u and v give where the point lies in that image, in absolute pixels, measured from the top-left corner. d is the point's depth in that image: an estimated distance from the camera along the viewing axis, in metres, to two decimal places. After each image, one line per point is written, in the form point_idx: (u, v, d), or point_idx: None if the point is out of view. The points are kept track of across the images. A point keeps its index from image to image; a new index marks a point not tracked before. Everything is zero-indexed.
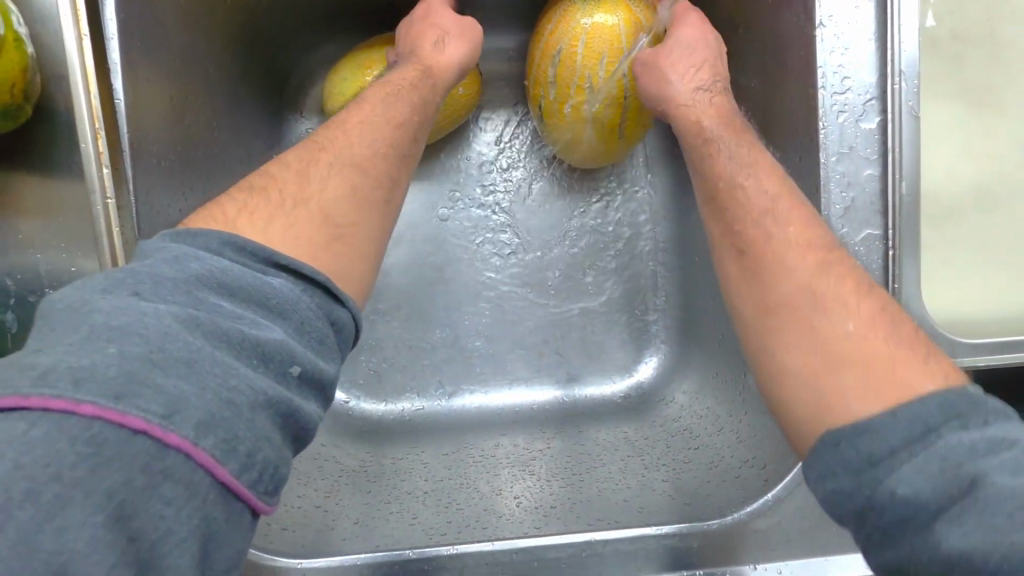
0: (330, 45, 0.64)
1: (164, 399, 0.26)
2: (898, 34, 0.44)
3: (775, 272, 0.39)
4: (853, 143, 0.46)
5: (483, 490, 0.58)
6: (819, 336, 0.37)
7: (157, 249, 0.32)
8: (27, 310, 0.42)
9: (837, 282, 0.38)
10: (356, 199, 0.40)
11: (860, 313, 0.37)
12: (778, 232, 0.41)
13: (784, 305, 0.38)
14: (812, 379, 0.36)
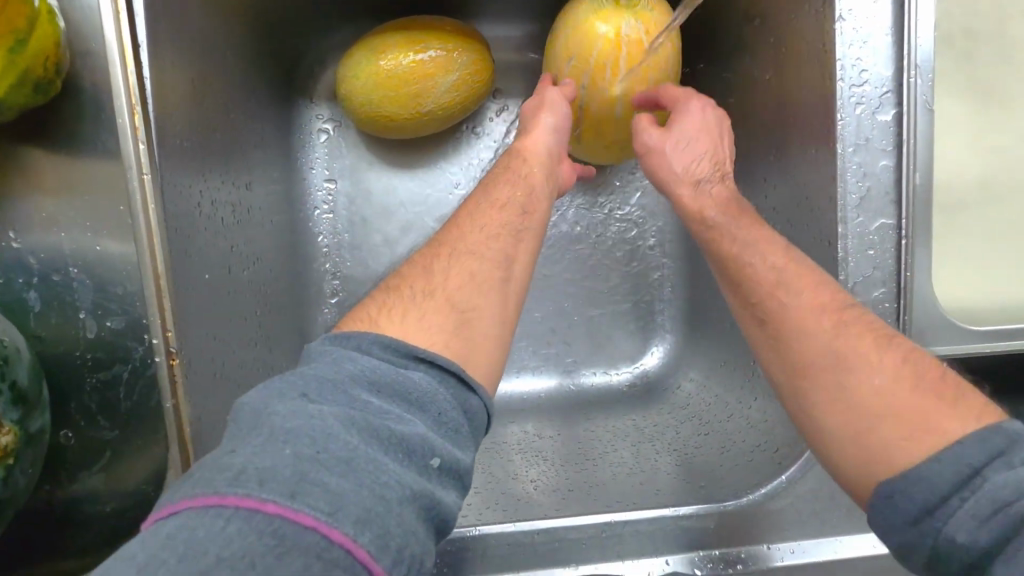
0: (343, 30, 0.64)
1: (329, 495, 0.25)
2: (914, 28, 0.45)
3: (798, 342, 0.41)
4: (869, 135, 0.47)
5: (499, 475, 0.59)
6: (842, 387, 0.38)
7: (319, 353, 0.33)
8: (49, 289, 0.41)
9: (856, 343, 0.39)
10: (475, 282, 0.39)
11: (884, 371, 0.37)
12: (802, 309, 0.41)
13: (811, 374, 0.39)
14: (854, 433, 0.37)
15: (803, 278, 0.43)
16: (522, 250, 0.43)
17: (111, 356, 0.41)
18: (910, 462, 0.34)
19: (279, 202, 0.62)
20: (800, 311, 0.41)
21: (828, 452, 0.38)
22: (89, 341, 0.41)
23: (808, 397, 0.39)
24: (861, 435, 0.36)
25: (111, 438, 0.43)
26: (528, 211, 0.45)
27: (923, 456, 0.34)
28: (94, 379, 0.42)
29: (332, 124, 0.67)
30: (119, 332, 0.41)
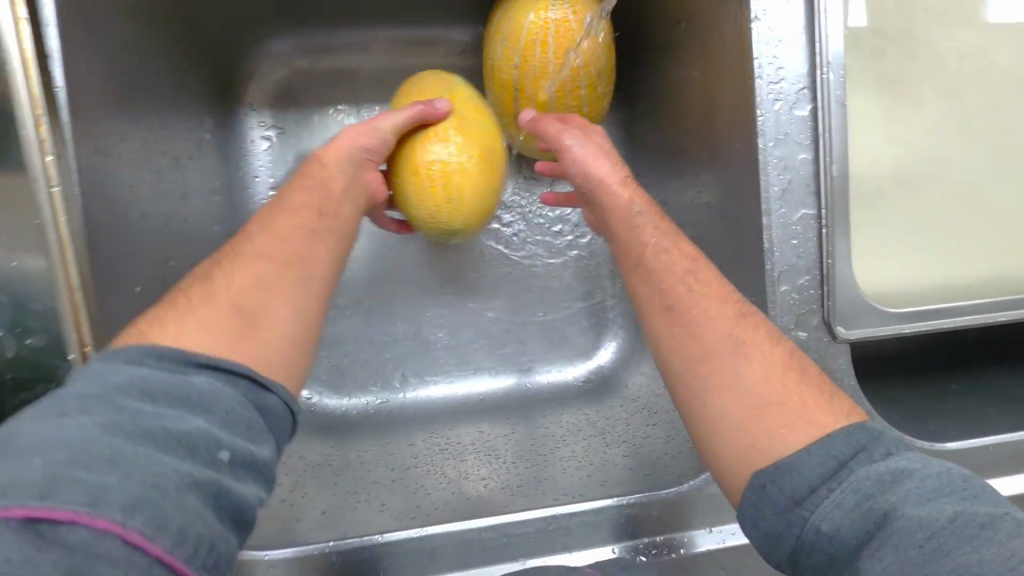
0: (282, 36, 0.65)
1: (88, 489, 0.26)
2: (823, 27, 0.48)
3: (702, 329, 0.42)
4: (788, 130, 0.49)
5: (447, 477, 0.59)
6: (738, 405, 0.39)
7: (83, 373, 0.33)
8: None
9: (751, 332, 0.42)
10: (264, 286, 0.41)
11: (772, 362, 0.40)
12: (699, 290, 0.44)
13: (706, 358, 0.41)
14: (744, 421, 0.38)
15: (721, 296, 0.44)
16: (321, 247, 0.46)
17: (34, 375, 0.40)
18: (789, 450, 0.37)
19: (219, 213, 0.62)
20: (706, 307, 0.43)
21: (710, 443, 0.40)
22: (8, 360, 0.40)
23: (702, 383, 0.41)
24: (746, 419, 0.38)
25: None
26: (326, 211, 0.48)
27: (796, 447, 0.36)
28: (16, 399, 0.40)
29: (274, 132, 0.67)
30: (40, 349, 0.40)
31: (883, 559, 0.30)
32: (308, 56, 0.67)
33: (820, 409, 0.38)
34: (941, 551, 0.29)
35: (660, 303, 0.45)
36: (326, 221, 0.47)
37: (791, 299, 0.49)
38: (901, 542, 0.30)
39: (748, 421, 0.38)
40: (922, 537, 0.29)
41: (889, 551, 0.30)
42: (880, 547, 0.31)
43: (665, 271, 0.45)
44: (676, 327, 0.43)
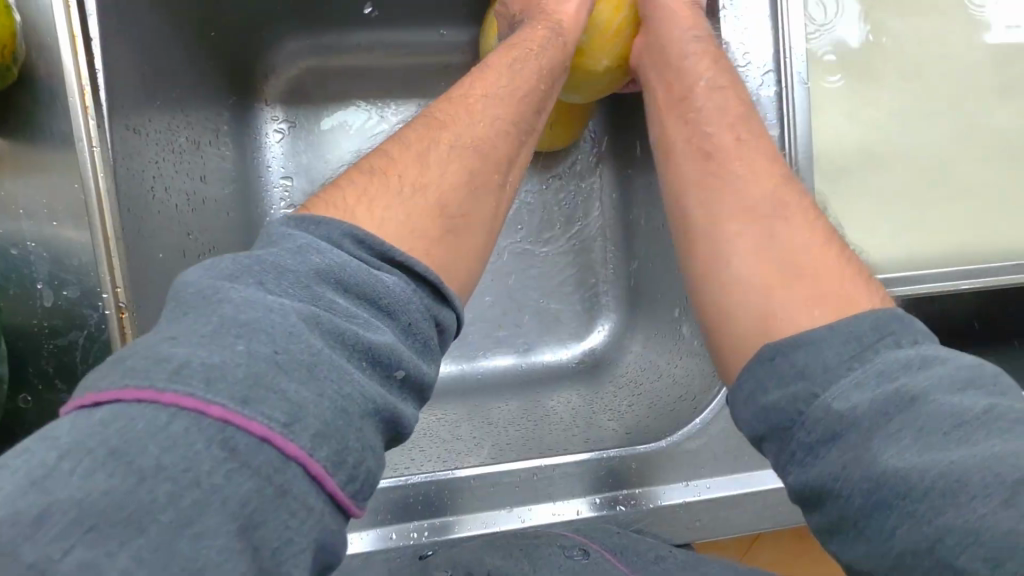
0: (295, 36, 0.70)
1: (287, 406, 0.27)
2: (785, 15, 0.52)
3: (745, 185, 0.43)
4: (755, 110, 0.53)
5: (442, 437, 0.65)
6: (771, 261, 0.40)
7: (284, 236, 0.34)
8: (8, 264, 0.44)
9: (795, 202, 0.43)
10: (469, 184, 0.41)
11: (810, 241, 0.40)
12: (744, 140, 0.46)
13: (752, 217, 0.42)
14: (766, 283, 0.39)
15: (777, 171, 0.45)
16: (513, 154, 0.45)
17: (68, 322, 0.44)
18: (808, 325, 0.36)
19: (235, 195, 0.67)
20: (749, 166, 0.44)
21: (730, 291, 0.41)
22: (45, 309, 0.44)
23: (727, 244, 0.42)
24: (771, 287, 0.39)
25: (68, 400, 0.44)
26: (542, 105, 0.49)
27: (819, 321, 0.36)
28: (51, 345, 0.44)
29: (286, 125, 0.73)
30: (75, 299, 0.44)
31: (902, 441, 0.30)
32: (318, 54, 0.72)
33: (857, 293, 0.38)
34: (965, 438, 0.29)
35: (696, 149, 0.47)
36: (523, 147, 0.47)
37: None
38: (924, 424, 0.30)
39: (777, 284, 0.39)
40: (948, 423, 0.30)
41: (909, 433, 0.30)
42: (901, 428, 0.31)
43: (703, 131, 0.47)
44: (710, 196, 0.44)
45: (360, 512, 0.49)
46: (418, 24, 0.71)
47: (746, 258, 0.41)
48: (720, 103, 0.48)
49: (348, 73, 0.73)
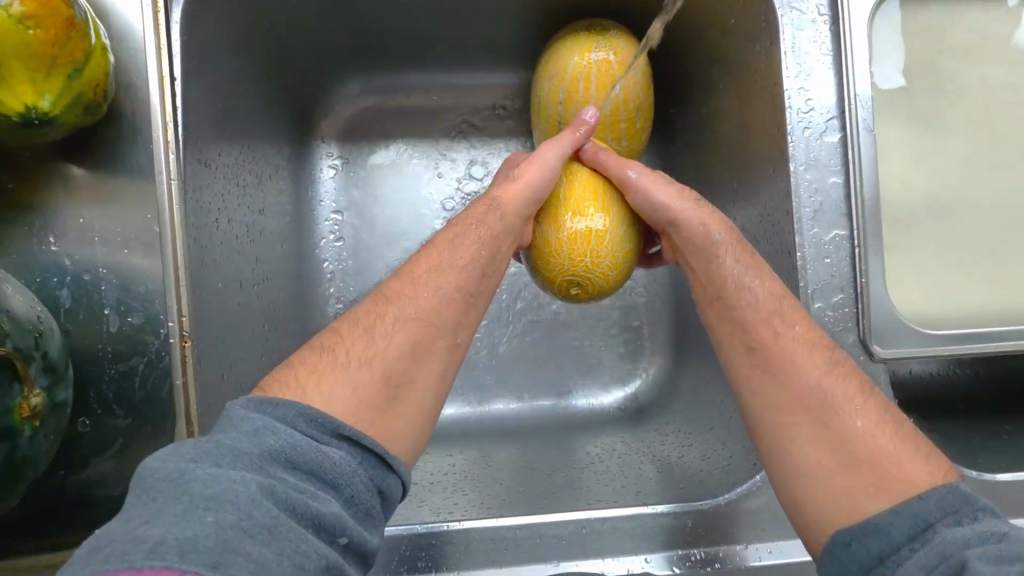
0: (355, 78, 0.73)
1: (253, 566, 0.26)
2: (849, 63, 0.51)
3: (790, 376, 0.43)
4: (818, 155, 0.52)
5: (484, 481, 0.63)
6: (831, 442, 0.40)
7: (239, 419, 0.33)
8: (81, 288, 0.45)
9: (842, 380, 0.43)
10: (418, 354, 0.41)
11: (866, 414, 0.41)
12: (786, 332, 0.45)
13: (805, 407, 0.42)
14: (828, 484, 0.39)
15: (811, 347, 0.44)
16: (469, 317, 0.45)
17: (130, 349, 0.45)
18: (872, 509, 0.37)
19: (288, 230, 0.69)
20: (794, 353, 0.44)
21: (792, 498, 0.41)
22: (110, 334, 0.45)
23: (783, 441, 0.42)
24: (835, 474, 0.39)
25: (124, 425, 0.45)
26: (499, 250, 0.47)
27: (878, 511, 0.37)
28: (112, 370, 0.45)
29: (340, 161, 0.75)
30: (138, 326, 0.45)
31: None
32: (375, 95, 0.75)
33: (913, 464, 0.39)
34: None
35: (739, 337, 0.47)
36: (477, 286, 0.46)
37: (826, 317, 0.51)
38: None
39: (837, 480, 0.39)
40: None
41: None
42: None
43: (735, 299, 0.48)
44: (760, 379, 0.45)
45: (397, 556, 0.47)
46: (473, 68, 0.73)
47: (805, 449, 0.41)
48: (759, 288, 0.47)
49: (402, 113, 0.76)
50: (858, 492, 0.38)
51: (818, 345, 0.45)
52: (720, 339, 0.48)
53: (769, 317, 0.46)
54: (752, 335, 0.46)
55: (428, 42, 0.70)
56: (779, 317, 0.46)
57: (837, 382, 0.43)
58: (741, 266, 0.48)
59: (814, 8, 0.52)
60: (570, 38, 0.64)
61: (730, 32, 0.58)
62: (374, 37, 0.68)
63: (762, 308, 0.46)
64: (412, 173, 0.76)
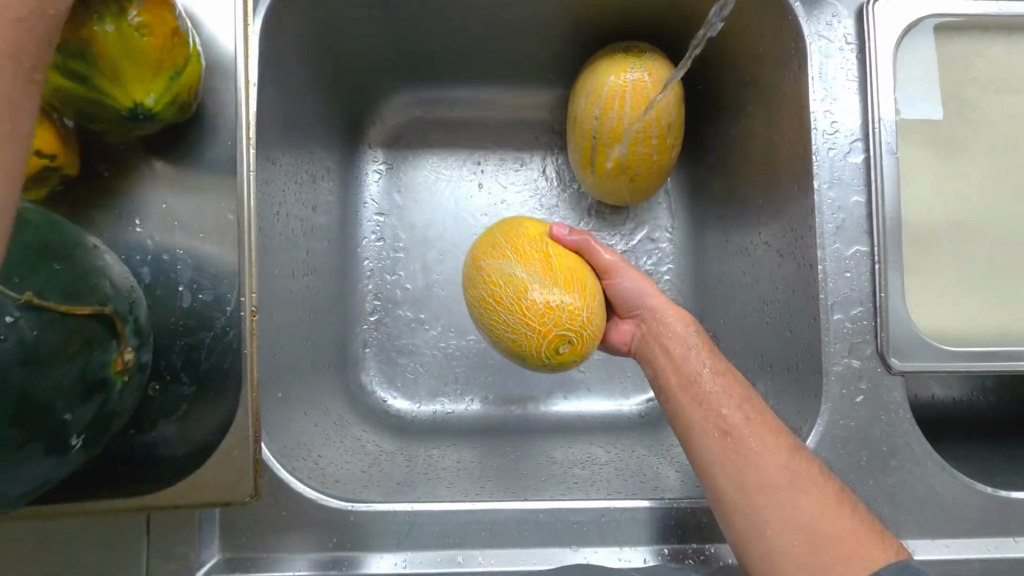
0: (403, 91, 0.78)
1: None
2: (874, 90, 0.55)
3: (759, 460, 0.47)
4: (842, 175, 0.54)
5: (509, 469, 0.67)
6: (798, 518, 0.44)
7: None
8: (160, 268, 0.50)
9: (805, 467, 0.47)
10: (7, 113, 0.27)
11: (827, 496, 0.45)
12: (754, 421, 0.49)
13: (777, 487, 0.46)
14: (798, 559, 0.43)
15: (777, 445, 0.48)
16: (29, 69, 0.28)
17: (200, 323, 0.49)
18: None
19: (333, 228, 0.74)
20: (761, 448, 0.47)
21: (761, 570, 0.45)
22: (182, 309, 0.49)
23: (753, 518, 0.46)
24: (802, 555, 0.43)
25: (188, 393, 0.48)
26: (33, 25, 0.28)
27: None
28: (182, 342, 0.49)
29: (384, 166, 0.80)
30: (208, 302, 0.49)
31: None
32: (420, 107, 0.80)
33: (870, 543, 0.43)
34: None
35: (716, 427, 0.49)
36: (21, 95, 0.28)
37: (844, 328, 0.53)
38: None
39: (806, 556, 0.43)
40: None
41: None
42: None
43: (709, 386, 0.51)
44: (728, 472, 0.47)
45: (434, 535, 0.50)
46: (513, 84, 0.78)
47: (779, 528, 0.44)
48: (722, 384, 0.52)
49: (444, 124, 0.81)
50: (828, 561, 0.42)
51: (784, 435, 0.49)
52: (692, 426, 0.51)
53: (741, 408, 0.50)
54: (729, 426, 0.49)
55: (471, 59, 0.75)
56: (750, 410, 0.50)
57: (800, 466, 0.47)
58: (710, 360, 0.53)
59: (841, 36, 0.56)
60: (608, 58, 0.69)
61: (759, 56, 0.61)
62: (424, 53, 0.74)
63: (725, 406, 0.50)
64: (451, 180, 0.81)
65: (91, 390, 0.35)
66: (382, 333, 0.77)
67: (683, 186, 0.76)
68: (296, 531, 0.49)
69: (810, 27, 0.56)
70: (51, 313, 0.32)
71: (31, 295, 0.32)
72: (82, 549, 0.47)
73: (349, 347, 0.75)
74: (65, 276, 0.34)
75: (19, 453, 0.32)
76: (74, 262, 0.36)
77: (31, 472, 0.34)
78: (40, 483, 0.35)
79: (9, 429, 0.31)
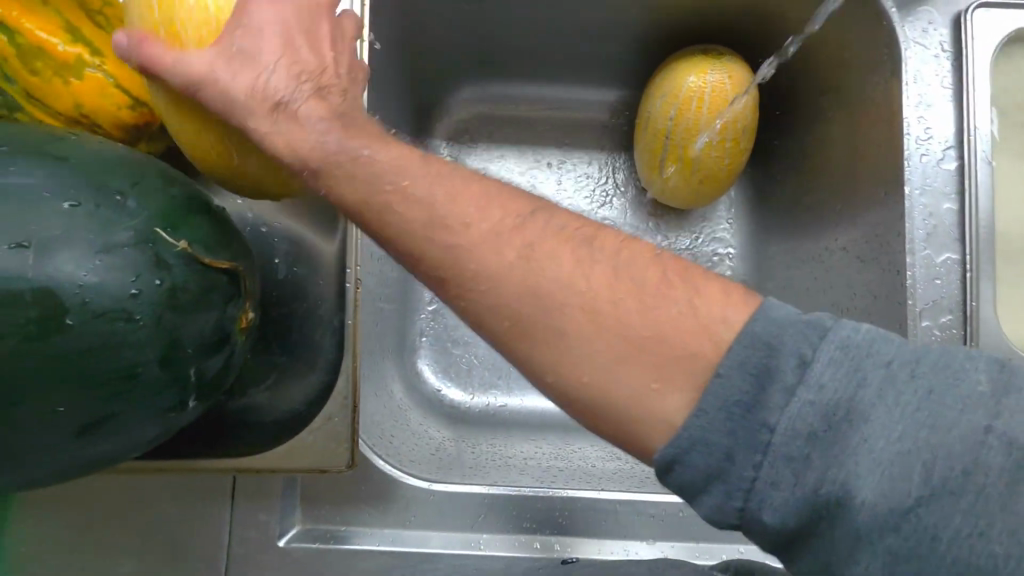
0: (471, 85, 0.80)
1: None
2: (971, 98, 0.54)
3: (495, 272, 0.31)
4: (934, 182, 0.54)
5: (570, 462, 0.67)
6: (566, 335, 0.30)
7: None
8: (256, 239, 0.51)
9: (509, 238, 0.32)
10: None
11: (569, 262, 0.31)
12: (474, 220, 0.32)
13: (518, 311, 0.31)
14: (622, 398, 0.29)
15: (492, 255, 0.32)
16: None
17: (293, 295, 0.50)
18: (673, 411, 0.28)
19: None
20: (529, 257, 0.31)
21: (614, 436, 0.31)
22: (277, 281, 0.50)
23: (546, 363, 0.31)
24: (634, 387, 0.29)
25: (280, 361, 0.49)
26: None
27: (676, 409, 0.28)
28: (275, 312, 0.50)
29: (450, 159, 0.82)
30: (302, 275, 0.50)
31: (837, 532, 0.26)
32: (487, 102, 0.81)
33: (685, 329, 0.29)
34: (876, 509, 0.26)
35: (459, 232, 0.32)
36: None
37: (933, 335, 0.52)
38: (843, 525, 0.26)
39: (611, 378, 0.29)
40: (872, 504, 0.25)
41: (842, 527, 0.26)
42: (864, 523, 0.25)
43: (459, 220, 0.32)
44: (531, 343, 0.31)
45: (510, 516, 0.50)
46: (581, 84, 0.79)
47: (576, 357, 0.30)
48: (548, 231, 0.32)
49: (507, 119, 0.82)
50: (635, 386, 0.29)
51: (492, 192, 0.33)
52: (460, 261, 0.32)
53: (405, 192, 0.34)
54: (383, 234, 0.34)
55: (542, 56, 0.76)
56: (366, 162, 0.35)
57: (490, 247, 0.32)
58: (309, 104, 0.37)
59: (937, 44, 0.56)
60: (688, 59, 0.69)
61: (843, 62, 0.61)
62: (499, 48, 0.75)
63: (567, 277, 0.30)
64: (516, 175, 0.82)
65: (220, 343, 0.36)
66: (439, 323, 0.77)
67: (749, 190, 0.76)
68: (374, 507, 0.50)
69: (905, 34, 0.56)
70: (196, 264, 0.35)
71: (186, 244, 0.35)
72: (169, 509, 0.48)
73: (408, 334, 0.76)
74: (206, 229, 0.37)
75: (158, 397, 0.34)
76: (214, 215, 0.38)
77: (162, 419, 0.35)
78: (164, 433, 0.36)
79: (153, 369, 0.34)
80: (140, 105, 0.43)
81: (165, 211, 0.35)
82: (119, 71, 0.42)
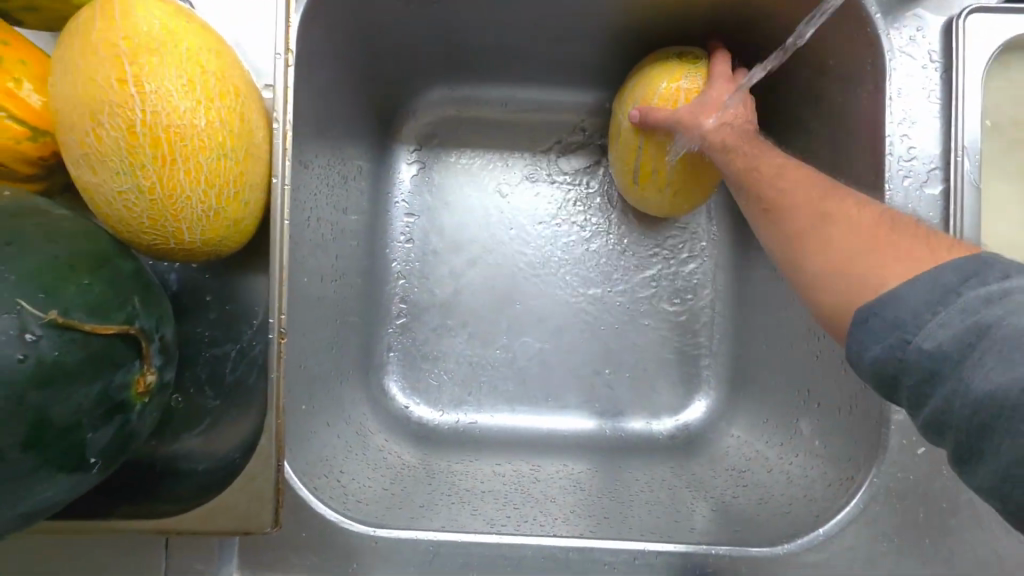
0: (440, 87, 0.76)
1: None
2: (961, 116, 0.50)
3: (797, 213, 0.44)
4: (917, 207, 0.50)
5: (530, 497, 0.64)
6: (833, 241, 0.40)
7: None
8: (188, 275, 0.48)
9: (841, 203, 0.42)
10: None
11: (861, 223, 0.40)
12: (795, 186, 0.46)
13: (816, 222, 0.42)
14: (837, 264, 0.38)
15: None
16: None
17: (226, 336, 0.48)
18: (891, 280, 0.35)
19: (365, 228, 0.72)
20: (833, 226, 0.41)
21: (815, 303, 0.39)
22: (210, 319, 0.48)
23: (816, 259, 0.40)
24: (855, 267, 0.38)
25: (212, 407, 0.47)
26: None
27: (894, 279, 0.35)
28: (208, 353, 0.47)
29: (418, 166, 0.78)
30: (235, 314, 0.48)
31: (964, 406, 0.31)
32: (456, 104, 0.77)
33: (919, 244, 0.37)
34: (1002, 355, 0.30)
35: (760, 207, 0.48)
36: None
37: None
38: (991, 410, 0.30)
39: (847, 269, 0.38)
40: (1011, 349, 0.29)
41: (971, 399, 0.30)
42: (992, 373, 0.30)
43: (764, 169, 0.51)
44: (816, 243, 0.41)
45: (457, 567, 0.48)
46: (555, 85, 0.75)
47: (820, 253, 0.40)
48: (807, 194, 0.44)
49: (480, 122, 0.77)
50: (877, 265, 0.36)
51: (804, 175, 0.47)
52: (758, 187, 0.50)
53: (778, 183, 0.47)
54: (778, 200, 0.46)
55: (513, 60, 0.72)
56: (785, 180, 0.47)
57: (837, 204, 0.42)
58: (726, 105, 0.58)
59: (924, 54, 0.51)
60: (660, 64, 0.64)
61: (824, 68, 0.57)
62: (465, 51, 0.71)
63: (848, 230, 0.40)
64: (482, 184, 0.77)
65: (109, 413, 0.35)
66: (407, 339, 0.75)
67: None
68: (315, 554, 0.48)
69: (890, 41, 0.51)
70: (75, 332, 0.33)
71: (56, 313, 0.33)
72: (104, 555, 0.47)
73: (374, 351, 0.74)
74: (93, 291, 0.34)
75: (34, 477, 0.33)
76: (106, 272, 0.36)
77: (47, 492, 0.34)
78: (57, 502, 0.35)
79: (20, 452, 0.32)
80: (44, 136, 0.39)
81: (41, 275, 0.33)
82: (11, 101, 0.38)
